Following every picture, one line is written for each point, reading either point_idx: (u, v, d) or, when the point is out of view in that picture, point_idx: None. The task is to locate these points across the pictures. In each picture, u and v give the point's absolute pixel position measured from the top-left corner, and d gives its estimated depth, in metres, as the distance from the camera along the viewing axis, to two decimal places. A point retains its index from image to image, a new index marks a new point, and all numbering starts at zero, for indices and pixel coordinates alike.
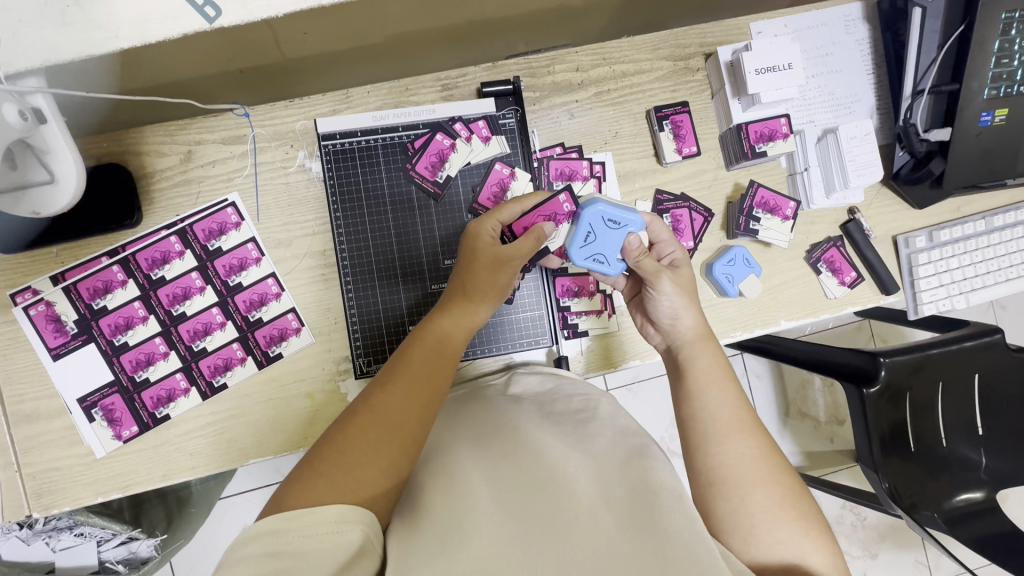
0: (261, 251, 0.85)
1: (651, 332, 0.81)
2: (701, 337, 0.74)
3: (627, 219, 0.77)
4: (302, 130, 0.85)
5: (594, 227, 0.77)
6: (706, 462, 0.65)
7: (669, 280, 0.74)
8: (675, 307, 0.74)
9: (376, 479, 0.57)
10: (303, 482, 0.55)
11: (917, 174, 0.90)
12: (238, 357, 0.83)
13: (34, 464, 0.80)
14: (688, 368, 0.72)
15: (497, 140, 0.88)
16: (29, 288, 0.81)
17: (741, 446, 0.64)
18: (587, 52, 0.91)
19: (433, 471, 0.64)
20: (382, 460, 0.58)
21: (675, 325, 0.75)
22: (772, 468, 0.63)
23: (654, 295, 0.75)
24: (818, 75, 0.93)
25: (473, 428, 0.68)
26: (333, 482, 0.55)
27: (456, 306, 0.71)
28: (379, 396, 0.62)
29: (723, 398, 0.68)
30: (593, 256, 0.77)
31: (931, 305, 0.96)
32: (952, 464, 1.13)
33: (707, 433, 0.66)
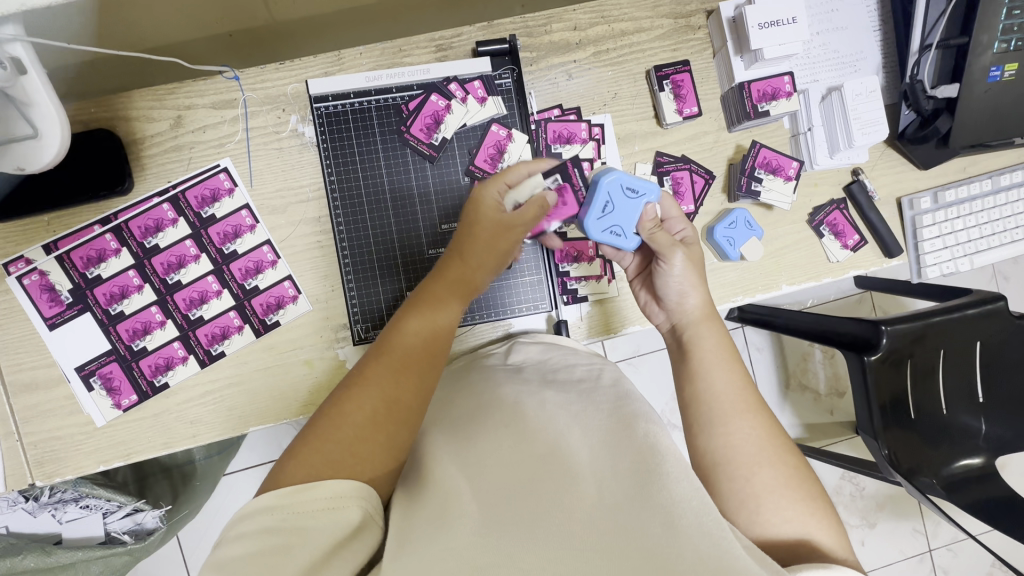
0: (255, 218, 0.83)
1: (656, 312, 0.78)
2: (707, 317, 0.71)
3: (645, 189, 0.74)
4: (294, 93, 0.83)
5: (612, 197, 0.74)
6: (707, 443, 0.63)
7: (683, 256, 0.71)
8: (684, 285, 0.72)
9: (372, 455, 0.57)
10: (298, 457, 0.55)
11: (923, 133, 0.89)
12: (235, 326, 0.83)
13: (36, 433, 0.80)
14: (693, 351, 0.69)
15: (494, 101, 0.86)
16: (21, 258, 0.80)
17: (747, 427, 0.63)
18: (585, 10, 0.88)
19: (429, 449, 0.63)
20: (378, 436, 0.58)
21: (682, 304, 0.72)
22: (775, 449, 0.62)
23: (664, 271, 0.72)
24: (823, 32, 0.90)
25: (469, 405, 0.67)
26: (328, 458, 0.55)
27: (451, 281, 0.70)
28: (374, 372, 0.62)
29: (728, 378, 0.66)
30: (608, 229, 0.75)
31: (934, 268, 0.94)
32: (951, 432, 1.13)
33: (710, 416, 0.64)
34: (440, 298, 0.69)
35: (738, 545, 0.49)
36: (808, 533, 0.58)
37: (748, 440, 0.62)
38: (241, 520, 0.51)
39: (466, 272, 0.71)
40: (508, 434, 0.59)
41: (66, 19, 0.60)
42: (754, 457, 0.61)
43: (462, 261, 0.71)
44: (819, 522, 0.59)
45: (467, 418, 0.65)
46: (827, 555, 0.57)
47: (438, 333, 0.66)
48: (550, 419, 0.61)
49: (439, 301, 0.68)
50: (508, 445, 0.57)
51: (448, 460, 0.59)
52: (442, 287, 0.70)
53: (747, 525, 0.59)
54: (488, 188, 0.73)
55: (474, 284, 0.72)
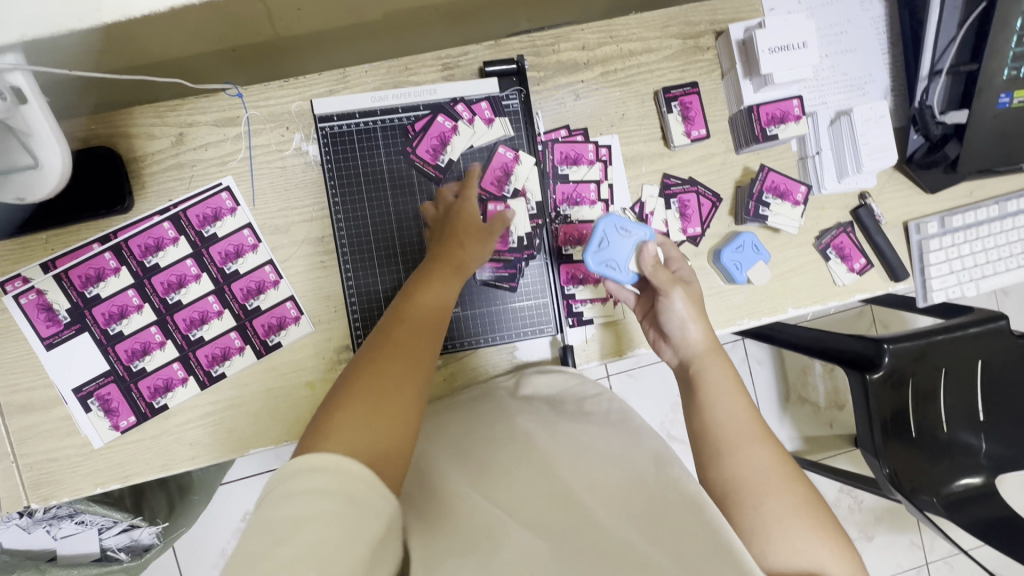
0: (257, 238, 0.82)
1: (663, 348, 0.77)
2: (711, 350, 0.71)
3: (638, 231, 0.76)
4: (298, 111, 0.82)
5: (607, 235, 0.76)
6: (716, 476, 0.62)
7: (681, 292, 0.71)
8: (684, 319, 0.72)
9: (404, 429, 0.52)
10: (327, 431, 0.49)
11: (931, 159, 0.88)
12: (236, 347, 0.82)
13: (32, 455, 0.79)
14: (699, 381, 0.69)
15: (501, 123, 0.85)
16: (19, 276, 0.78)
17: (754, 455, 0.62)
18: (593, 29, 0.87)
19: (447, 476, 0.61)
20: (407, 406, 0.54)
21: (685, 336, 0.72)
22: (783, 476, 0.61)
23: (665, 305, 0.72)
24: (832, 55, 0.90)
25: (489, 437, 0.66)
26: (364, 431, 0.50)
27: (455, 268, 0.71)
28: (393, 344, 0.59)
29: (729, 408, 0.66)
30: (606, 262, 0.76)
31: (941, 293, 0.94)
32: (951, 450, 1.13)
33: (719, 447, 0.64)
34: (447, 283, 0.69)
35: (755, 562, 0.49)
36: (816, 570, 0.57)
37: (750, 471, 0.61)
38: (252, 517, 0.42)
39: (466, 262, 0.73)
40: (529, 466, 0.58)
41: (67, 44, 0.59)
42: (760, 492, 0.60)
43: (464, 251, 0.73)
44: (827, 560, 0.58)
45: (478, 449, 0.64)
46: None
47: (446, 307, 0.66)
48: (572, 445, 0.62)
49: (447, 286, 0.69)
50: (530, 476, 0.57)
51: (464, 488, 0.58)
52: (441, 266, 0.70)
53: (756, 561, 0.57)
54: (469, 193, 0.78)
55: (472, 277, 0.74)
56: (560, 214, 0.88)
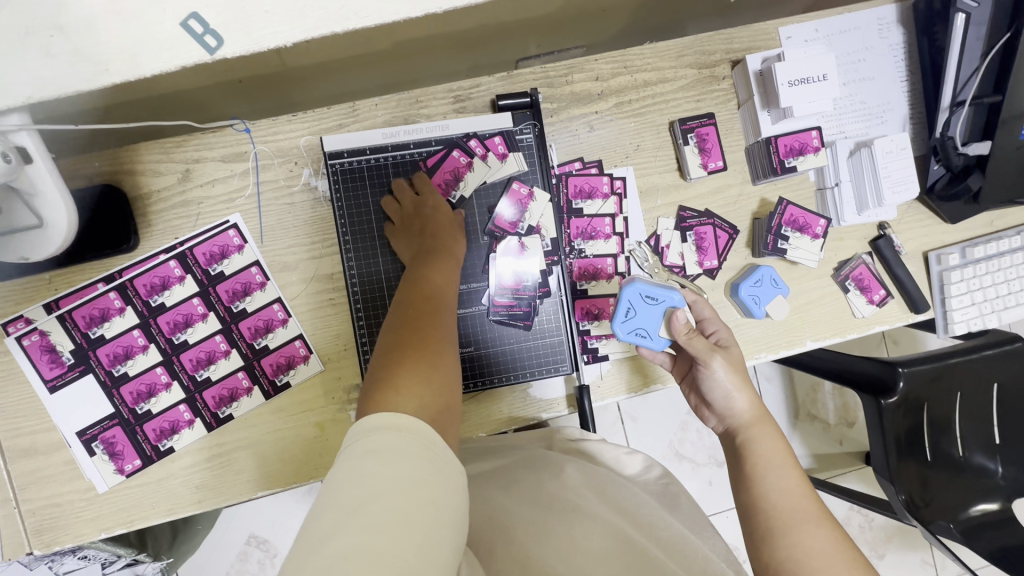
0: (266, 276, 0.80)
1: (707, 415, 0.73)
2: (759, 420, 0.67)
3: (665, 295, 0.73)
4: (307, 146, 0.80)
5: (633, 303, 0.73)
6: (772, 556, 0.55)
7: (722, 360, 0.68)
8: (727, 388, 0.68)
9: (446, 380, 0.56)
10: (387, 396, 0.51)
11: (952, 190, 0.86)
12: (244, 387, 0.80)
13: (34, 500, 0.77)
14: (749, 454, 0.63)
15: (515, 157, 0.82)
16: (21, 317, 0.77)
17: (817, 536, 0.55)
18: (607, 59, 0.85)
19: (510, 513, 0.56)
20: (443, 364, 0.58)
21: (730, 405, 0.68)
22: (851, 559, 0.53)
23: (706, 374, 0.69)
24: (850, 84, 0.88)
25: (518, 508, 0.58)
26: (424, 392, 0.52)
27: (450, 253, 0.76)
28: (415, 321, 0.62)
29: (784, 483, 0.59)
30: (635, 330, 0.73)
31: (962, 325, 0.91)
32: (966, 472, 1.11)
33: (776, 526, 0.57)
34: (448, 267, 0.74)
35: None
36: None
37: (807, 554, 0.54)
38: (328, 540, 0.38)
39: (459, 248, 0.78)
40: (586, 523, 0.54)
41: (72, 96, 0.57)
42: None
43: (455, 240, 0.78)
44: None
45: (531, 501, 0.59)
46: None
47: (451, 282, 0.72)
48: (609, 498, 0.62)
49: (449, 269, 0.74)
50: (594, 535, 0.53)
51: (517, 532, 0.53)
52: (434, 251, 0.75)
53: None
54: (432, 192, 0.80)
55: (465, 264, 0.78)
56: (574, 249, 0.86)
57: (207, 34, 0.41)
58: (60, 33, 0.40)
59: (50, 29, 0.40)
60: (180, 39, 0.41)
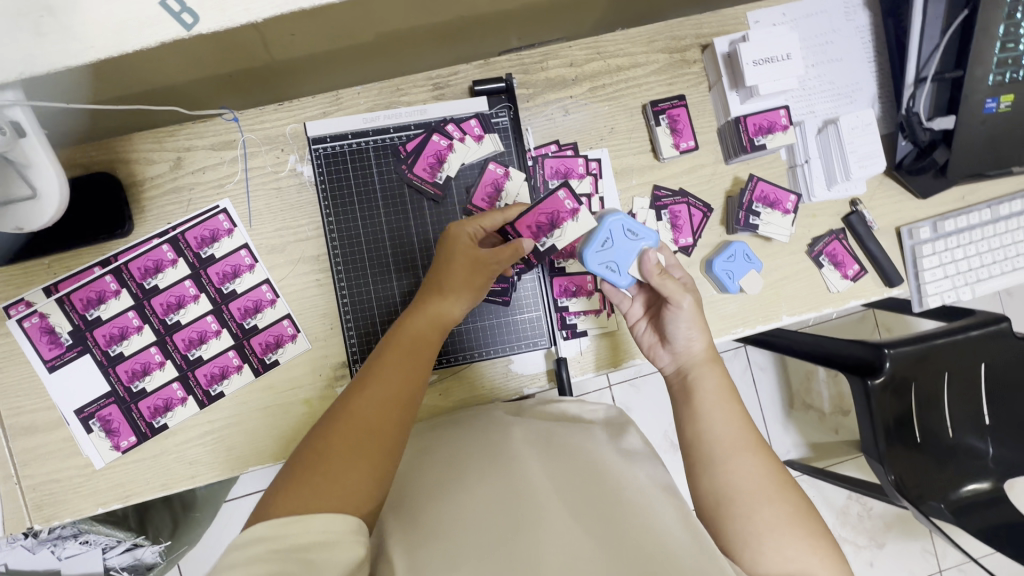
0: (255, 258, 0.84)
1: (660, 355, 0.77)
2: (710, 360, 0.72)
3: (644, 233, 0.77)
4: (293, 133, 0.84)
5: (612, 234, 0.77)
6: (710, 483, 0.64)
7: (692, 299, 0.72)
8: (690, 329, 0.72)
9: (361, 481, 0.56)
10: (286, 493, 0.54)
11: (920, 164, 0.89)
12: (235, 365, 0.83)
13: (34, 476, 0.80)
14: (696, 390, 0.70)
15: (491, 139, 0.86)
16: (22, 300, 0.80)
17: (747, 464, 0.63)
18: (581, 46, 0.89)
19: (462, 464, 0.64)
20: (365, 463, 0.57)
21: (689, 346, 0.73)
22: (777, 484, 0.63)
23: (674, 313, 0.72)
24: (818, 64, 0.91)
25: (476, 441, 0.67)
26: (317, 488, 0.55)
27: (431, 314, 0.72)
28: (358, 403, 0.62)
29: (724, 419, 0.67)
30: (606, 262, 0.77)
31: (936, 297, 0.94)
32: (958, 453, 1.12)
33: (713, 454, 0.65)
34: (419, 330, 0.70)
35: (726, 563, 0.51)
36: None
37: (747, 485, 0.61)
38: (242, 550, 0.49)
39: (446, 305, 0.73)
40: (524, 465, 0.62)
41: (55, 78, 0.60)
42: (749, 499, 0.61)
43: (442, 294, 0.73)
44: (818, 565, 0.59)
45: (472, 452, 0.66)
46: None
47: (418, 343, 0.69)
48: (555, 457, 0.63)
49: (421, 335, 0.70)
50: (527, 477, 0.60)
51: (473, 465, 0.63)
52: (421, 314, 0.72)
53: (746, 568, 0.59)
54: (466, 227, 0.76)
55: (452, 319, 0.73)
56: None
57: (184, 12, 0.44)
58: (49, 14, 0.43)
59: (41, 10, 0.43)
60: (159, 17, 0.44)
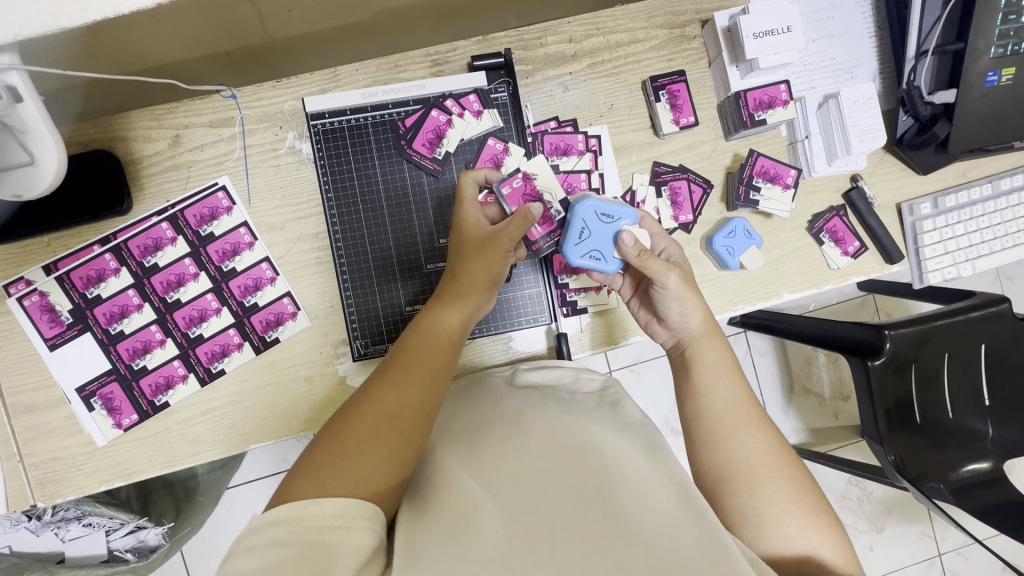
0: (254, 235, 0.83)
1: (658, 330, 0.77)
2: (709, 332, 0.71)
3: (620, 212, 0.76)
4: (291, 110, 0.84)
5: (587, 223, 0.76)
6: (712, 459, 0.64)
7: (678, 277, 0.70)
8: (684, 305, 0.71)
9: (377, 467, 0.57)
10: (306, 473, 0.56)
11: (921, 139, 0.88)
12: (235, 343, 0.83)
13: (37, 454, 0.80)
14: (695, 364, 0.70)
15: (490, 114, 0.86)
16: (22, 279, 0.80)
17: (749, 441, 0.63)
18: (580, 22, 0.88)
19: (466, 438, 0.65)
20: (383, 450, 0.58)
21: (684, 322, 0.72)
22: (781, 463, 0.62)
23: (661, 294, 0.71)
24: (818, 39, 0.90)
25: (487, 412, 0.68)
26: (335, 473, 0.55)
27: (452, 300, 0.71)
28: (385, 393, 0.63)
29: (728, 395, 0.67)
30: (588, 254, 0.76)
31: (936, 274, 0.93)
32: (958, 435, 1.12)
33: (713, 431, 0.65)
34: (441, 320, 0.70)
35: (731, 541, 0.50)
36: (811, 549, 0.58)
37: (747, 456, 0.63)
38: (249, 534, 0.50)
39: (465, 287, 0.72)
40: (521, 438, 0.60)
41: (77, 41, 0.65)
42: (751, 473, 0.61)
43: (463, 278, 0.72)
44: (819, 537, 0.59)
45: (468, 431, 0.66)
46: (829, 569, 0.57)
47: (448, 334, 0.69)
48: (551, 429, 0.62)
49: (444, 326, 0.70)
50: (528, 452, 0.58)
51: (498, 431, 0.63)
52: (444, 302, 0.71)
53: (753, 544, 0.58)
54: (465, 210, 0.75)
55: (474, 304, 0.72)
56: None
57: None
58: None
59: None
60: None
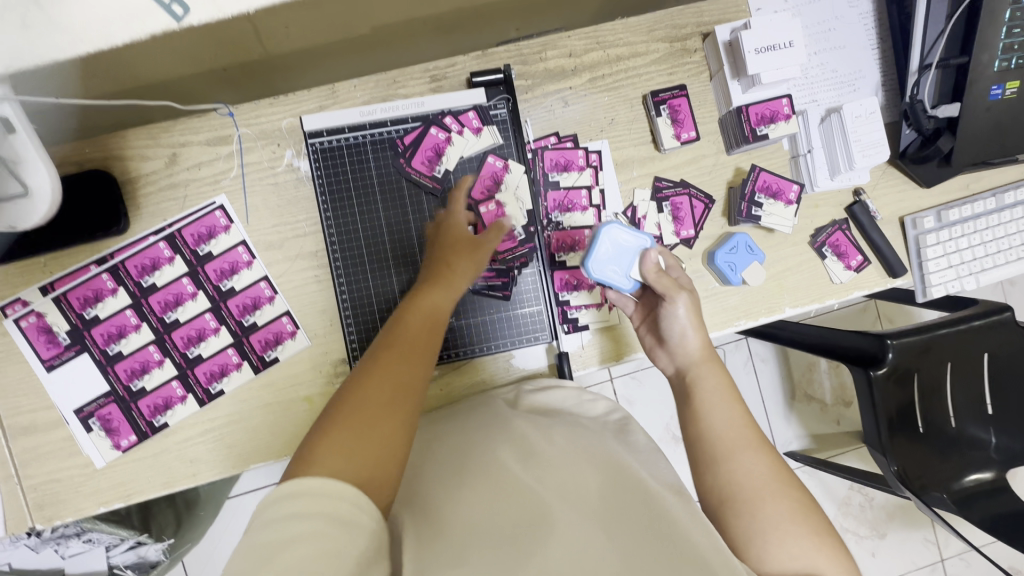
0: (252, 254, 0.83)
1: (659, 355, 0.77)
2: (708, 358, 0.71)
3: (641, 239, 0.76)
4: (289, 128, 0.83)
5: (609, 244, 0.76)
6: (713, 482, 0.63)
7: (686, 299, 0.72)
8: (686, 327, 0.72)
9: (390, 438, 0.54)
10: (317, 450, 0.51)
11: (924, 153, 0.87)
12: (234, 363, 0.82)
13: (35, 476, 0.79)
14: (695, 387, 0.69)
15: (489, 131, 0.85)
16: (18, 300, 0.79)
17: (750, 465, 0.62)
18: (580, 36, 0.87)
19: (467, 457, 0.63)
20: (395, 415, 0.55)
21: (685, 343, 0.72)
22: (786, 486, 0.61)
23: (668, 312, 0.72)
24: (821, 52, 0.89)
25: (490, 434, 0.67)
26: (347, 443, 0.51)
27: (445, 284, 0.72)
28: (390, 355, 0.61)
29: (729, 418, 0.66)
30: (607, 271, 0.76)
31: (940, 288, 0.92)
32: (960, 443, 1.11)
33: (716, 456, 0.64)
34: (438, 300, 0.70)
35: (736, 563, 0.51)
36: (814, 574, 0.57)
37: (749, 479, 0.62)
38: None
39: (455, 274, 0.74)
40: (524, 462, 0.60)
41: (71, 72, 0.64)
42: (756, 500, 0.60)
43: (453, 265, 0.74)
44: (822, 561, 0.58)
45: (468, 455, 0.64)
46: None
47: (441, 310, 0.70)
48: (554, 452, 0.62)
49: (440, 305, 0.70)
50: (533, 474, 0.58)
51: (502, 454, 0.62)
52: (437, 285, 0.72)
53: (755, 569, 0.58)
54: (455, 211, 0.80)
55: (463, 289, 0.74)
56: (552, 221, 0.88)
57: (175, 3, 0.37)
58: None
59: None
60: None
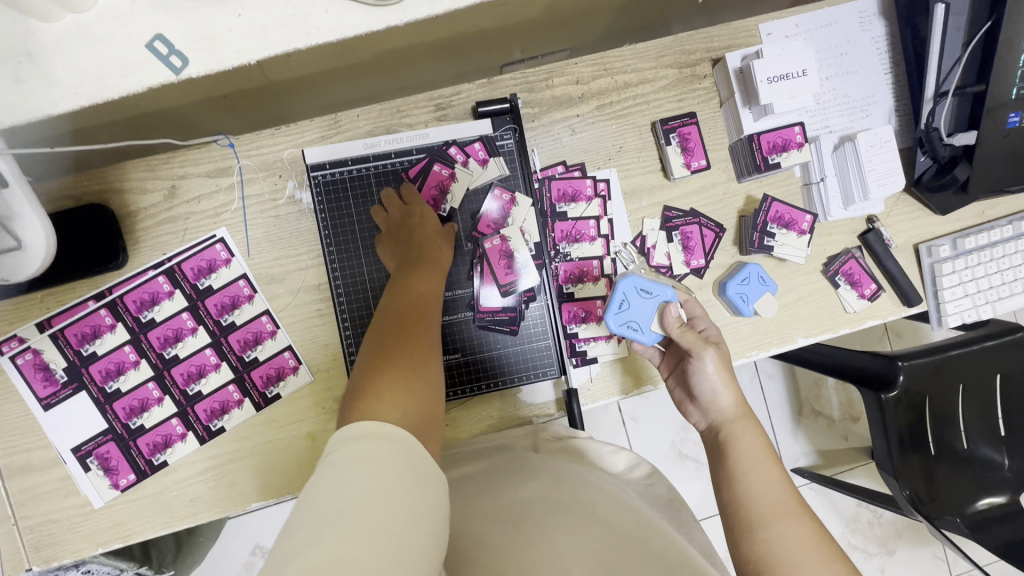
0: (253, 288, 0.81)
1: (690, 409, 0.76)
2: (743, 414, 0.70)
3: (660, 290, 0.73)
4: (290, 159, 0.81)
5: (628, 296, 0.73)
6: (750, 549, 0.59)
7: (713, 354, 0.70)
8: (716, 383, 0.70)
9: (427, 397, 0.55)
10: (361, 410, 0.50)
11: (940, 181, 0.86)
12: (235, 400, 0.80)
13: (31, 517, 0.78)
14: (730, 447, 0.67)
15: (496, 163, 0.84)
16: (15, 336, 0.78)
17: (789, 532, 0.58)
18: (587, 63, 0.86)
19: (491, 513, 0.59)
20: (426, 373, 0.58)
21: (717, 400, 0.71)
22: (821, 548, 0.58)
23: (697, 368, 0.71)
24: (832, 77, 0.88)
25: (512, 489, 0.63)
26: (398, 403, 0.51)
27: (434, 267, 0.75)
28: (402, 319, 0.63)
29: (767, 481, 0.63)
30: (628, 324, 0.74)
31: (956, 317, 0.90)
32: (973, 465, 1.08)
33: (751, 520, 0.61)
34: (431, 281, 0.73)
35: None
36: None
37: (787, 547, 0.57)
38: None
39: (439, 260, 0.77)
40: (544, 514, 0.56)
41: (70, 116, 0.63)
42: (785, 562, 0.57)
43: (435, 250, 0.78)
44: None
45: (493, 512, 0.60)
46: None
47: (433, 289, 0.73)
48: (575, 509, 0.59)
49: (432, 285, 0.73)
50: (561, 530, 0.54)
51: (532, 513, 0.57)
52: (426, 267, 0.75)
53: None
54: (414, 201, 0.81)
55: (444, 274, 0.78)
56: (560, 253, 0.86)
57: (172, 56, 0.42)
58: (29, 59, 0.41)
59: (20, 55, 0.41)
60: (144, 61, 0.42)
